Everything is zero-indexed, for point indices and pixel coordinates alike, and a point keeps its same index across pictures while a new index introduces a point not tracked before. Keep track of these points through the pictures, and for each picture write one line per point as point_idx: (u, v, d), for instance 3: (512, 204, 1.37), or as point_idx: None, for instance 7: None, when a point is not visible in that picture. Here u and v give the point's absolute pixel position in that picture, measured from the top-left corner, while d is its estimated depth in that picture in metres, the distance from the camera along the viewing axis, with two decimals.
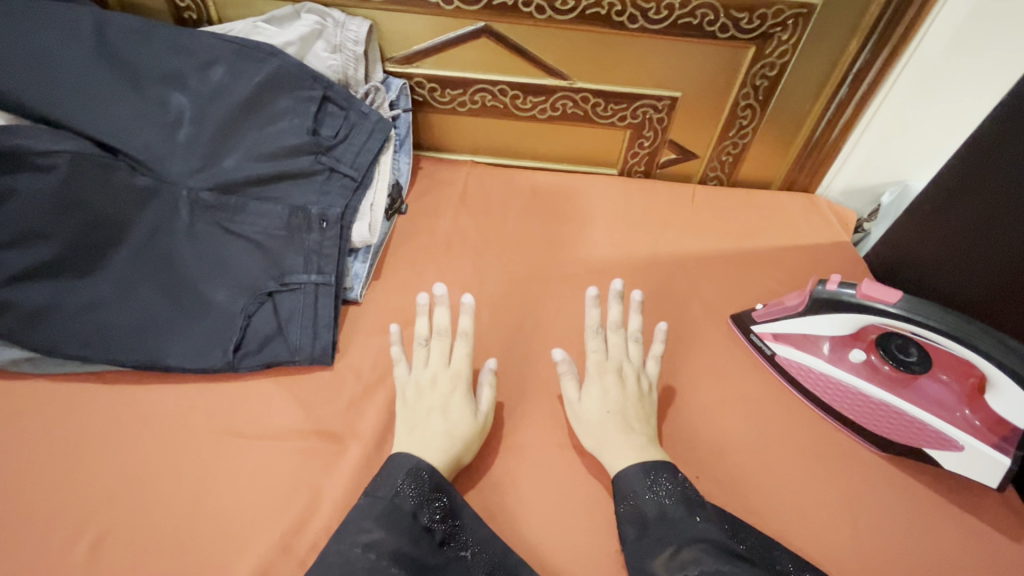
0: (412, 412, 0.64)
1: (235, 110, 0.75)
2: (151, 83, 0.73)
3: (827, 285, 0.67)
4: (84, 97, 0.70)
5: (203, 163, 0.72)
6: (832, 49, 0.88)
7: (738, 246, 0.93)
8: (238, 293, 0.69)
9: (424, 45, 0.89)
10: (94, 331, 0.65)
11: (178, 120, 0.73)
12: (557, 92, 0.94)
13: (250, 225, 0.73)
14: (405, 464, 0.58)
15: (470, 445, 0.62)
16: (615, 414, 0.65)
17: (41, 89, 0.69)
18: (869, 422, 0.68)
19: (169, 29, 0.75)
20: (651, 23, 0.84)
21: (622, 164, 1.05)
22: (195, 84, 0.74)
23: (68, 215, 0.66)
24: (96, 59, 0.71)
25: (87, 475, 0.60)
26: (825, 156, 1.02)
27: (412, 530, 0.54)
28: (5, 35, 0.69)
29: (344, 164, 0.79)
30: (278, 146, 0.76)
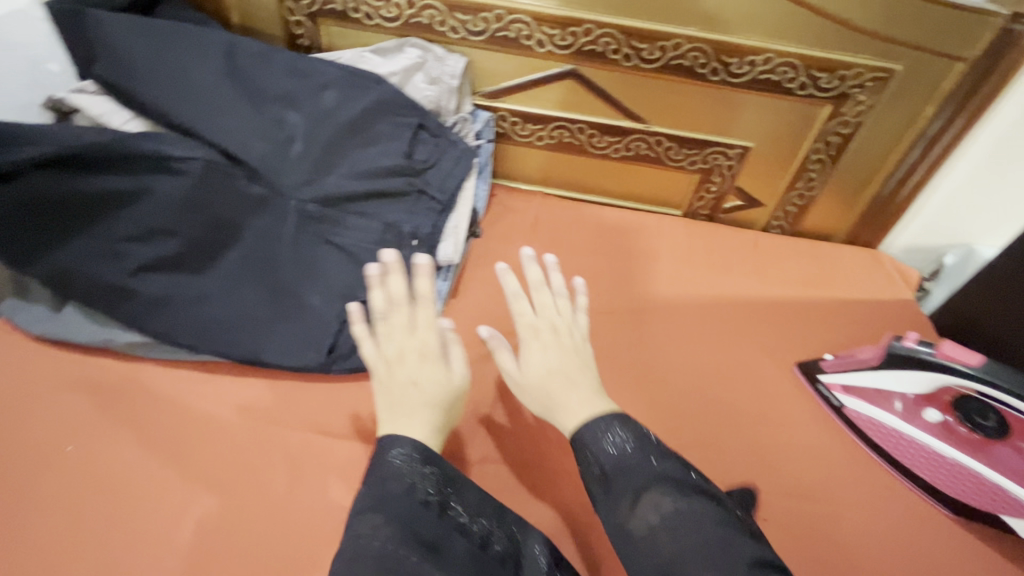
0: (393, 377, 0.66)
1: (340, 130, 0.81)
2: (269, 101, 0.79)
3: (904, 342, 0.67)
4: (211, 109, 0.76)
5: (310, 177, 0.78)
6: (909, 112, 0.90)
7: (801, 294, 0.95)
8: (334, 299, 0.75)
9: (512, 82, 0.96)
10: (206, 323, 0.71)
11: (290, 136, 0.78)
12: (633, 134, 0.99)
13: (348, 236, 0.78)
14: (392, 445, 0.60)
15: (440, 409, 0.65)
16: (569, 368, 0.67)
17: (175, 101, 0.75)
18: (941, 480, 0.68)
19: (287, 54, 0.82)
20: (733, 76, 0.89)
21: (687, 206, 1.08)
22: (307, 104, 0.81)
23: (191, 216, 0.72)
24: (223, 76, 0.78)
25: (193, 458, 0.65)
26: (891, 213, 1.03)
27: (411, 504, 0.56)
28: (148, 50, 0.76)
29: (432, 188, 0.85)
30: (377, 166, 0.82)
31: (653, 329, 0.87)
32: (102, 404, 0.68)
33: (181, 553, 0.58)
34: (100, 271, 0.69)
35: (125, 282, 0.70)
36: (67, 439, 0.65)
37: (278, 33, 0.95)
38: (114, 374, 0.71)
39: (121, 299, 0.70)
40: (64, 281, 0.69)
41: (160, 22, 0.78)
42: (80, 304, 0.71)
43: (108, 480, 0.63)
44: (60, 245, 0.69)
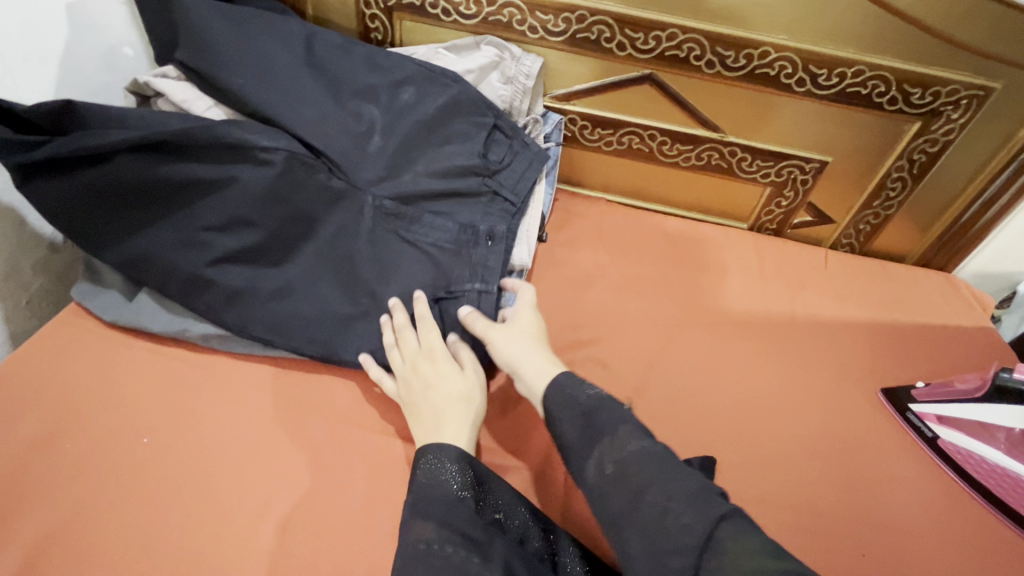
0: (414, 390, 0.67)
1: (417, 128, 0.79)
2: (349, 94, 0.78)
3: (1013, 373, 0.67)
4: (290, 102, 0.74)
5: (384, 176, 0.76)
6: (1003, 132, 0.87)
7: (877, 316, 0.91)
8: (410, 296, 0.74)
9: (587, 85, 0.93)
10: (282, 317, 0.72)
11: (369, 129, 0.77)
12: (706, 143, 0.96)
13: (423, 235, 0.76)
14: (434, 451, 0.61)
15: (474, 408, 0.66)
16: (536, 331, 0.71)
17: (258, 88, 0.73)
18: None
19: (367, 46, 0.81)
20: (819, 88, 0.86)
21: (754, 220, 1.05)
22: (385, 98, 0.79)
23: (271, 209, 0.71)
24: (301, 69, 0.76)
25: (271, 456, 0.66)
26: (971, 237, 0.99)
27: (446, 502, 0.57)
28: (231, 35, 0.75)
29: (505, 189, 0.83)
30: (450, 165, 0.79)
31: (726, 344, 0.84)
32: (178, 398, 0.70)
33: (263, 551, 0.59)
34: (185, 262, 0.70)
35: (205, 272, 0.70)
36: (144, 431, 0.67)
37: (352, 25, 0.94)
38: (192, 366, 0.73)
39: (200, 288, 0.71)
40: (150, 269, 0.72)
41: (234, 8, 0.77)
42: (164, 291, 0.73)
43: (191, 474, 0.64)
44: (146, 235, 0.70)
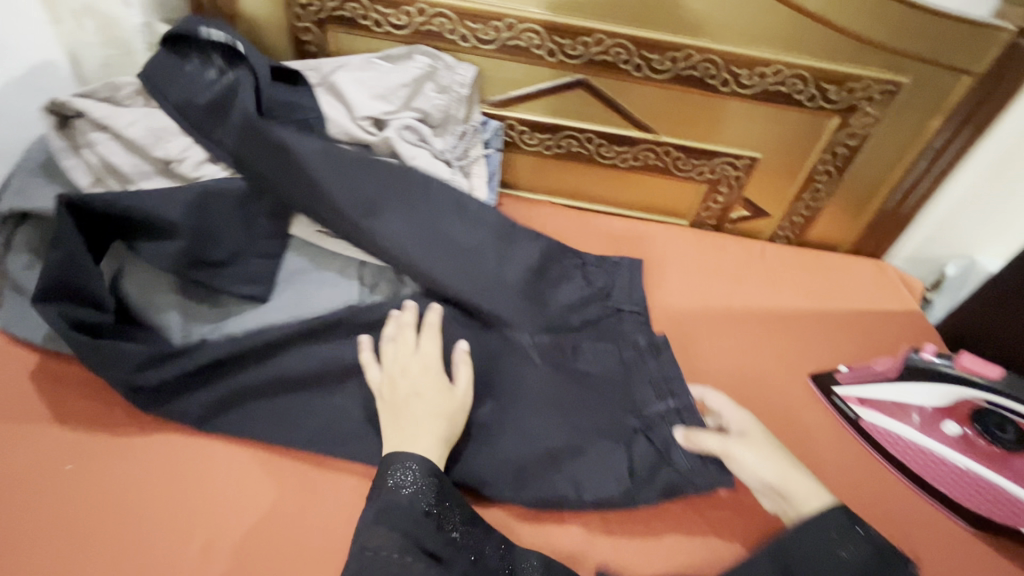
0: (397, 390, 0.65)
1: (530, 273, 0.82)
2: (425, 210, 0.77)
3: (922, 354, 0.68)
4: (406, 245, 0.74)
5: (535, 304, 0.80)
6: (916, 124, 0.91)
7: (810, 304, 0.94)
8: (617, 422, 0.72)
9: (522, 90, 0.95)
10: (583, 475, 0.67)
11: (480, 261, 0.78)
12: (641, 144, 0.99)
13: (591, 368, 0.78)
14: (404, 459, 0.60)
15: (449, 421, 0.64)
16: (775, 444, 0.66)
17: (433, 254, 0.75)
18: (960, 493, 0.67)
19: (391, 168, 0.77)
20: (742, 87, 0.89)
21: (693, 216, 1.09)
22: (459, 231, 0.78)
23: (337, 360, 0.71)
24: (405, 207, 0.76)
25: (201, 478, 0.65)
26: (896, 222, 1.04)
27: (413, 516, 0.57)
28: (272, 173, 0.71)
29: (626, 303, 0.87)
30: (576, 297, 0.84)
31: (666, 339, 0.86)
32: (104, 425, 0.68)
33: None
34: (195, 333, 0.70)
35: (291, 435, 0.68)
36: (67, 457, 0.65)
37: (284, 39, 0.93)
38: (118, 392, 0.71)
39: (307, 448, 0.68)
40: (192, 386, 0.68)
41: (325, 146, 0.74)
42: (211, 419, 0.68)
43: (115, 502, 0.63)
44: (161, 318, 0.70)
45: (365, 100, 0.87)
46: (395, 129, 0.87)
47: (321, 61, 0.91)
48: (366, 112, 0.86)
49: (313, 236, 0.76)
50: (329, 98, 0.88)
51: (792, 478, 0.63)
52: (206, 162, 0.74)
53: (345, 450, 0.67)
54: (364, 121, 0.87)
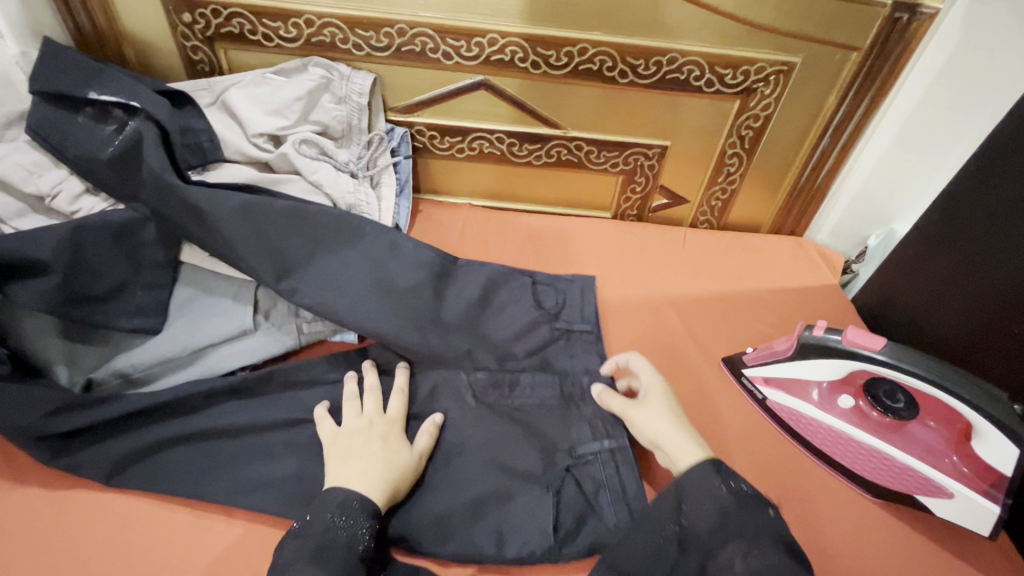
0: (345, 442, 0.63)
1: (472, 305, 0.79)
2: (344, 249, 0.74)
3: (814, 331, 0.69)
4: (323, 286, 0.71)
5: (481, 341, 0.77)
6: (815, 101, 0.93)
7: (727, 287, 0.95)
8: (546, 462, 0.67)
9: (424, 96, 0.94)
10: (506, 526, 0.63)
11: (404, 299, 0.73)
12: (552, 140, 0.98)
13: (529, 402, 0.73)
14: (349, 498, 0.57)
15: (408, 476, 0.62)
16: (672, 405, 0.66)
17: (357, 304, 0.70)
18: (856, 465, 0.68)
19: (316, 213, 0.74)
20: (641, 78, 0.89)
21: (615, 208, 1.09)
22: (387, 263, 0.75)
23: (254, 394, 0.69)
24: (332, 258, 0.73)
25: (84, 523, 0.60)
26: (812, 199, 1.04)
27: (348, 556, 0.54)
28: (174, 210, 0.70)
29: (576, 323, 0.82)
30: (521, 324, 0.79)
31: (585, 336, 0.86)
32: None
33: None
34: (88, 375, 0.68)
35: (185, 480, 0.63)
36: None
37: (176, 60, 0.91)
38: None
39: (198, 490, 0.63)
40: (93, 437, 0.64)
41: (246, 201, 0.71)
42: (120, 471, 0.63)
43: None
44: (52, 364, 0.66)
45: (258, 117, 0.85)
46: (292, 144, 0.86)
47: (212, 80, 0.88)
48: (259, 129, 0.85)
49: (202, 262, 0.74)
50: (222, 118, 0.86)
51: (670, 429, 0.64)
52: (84, 193, 0.74)
53: (244, 480, 0.63)
54: (259, 138, 0.86)
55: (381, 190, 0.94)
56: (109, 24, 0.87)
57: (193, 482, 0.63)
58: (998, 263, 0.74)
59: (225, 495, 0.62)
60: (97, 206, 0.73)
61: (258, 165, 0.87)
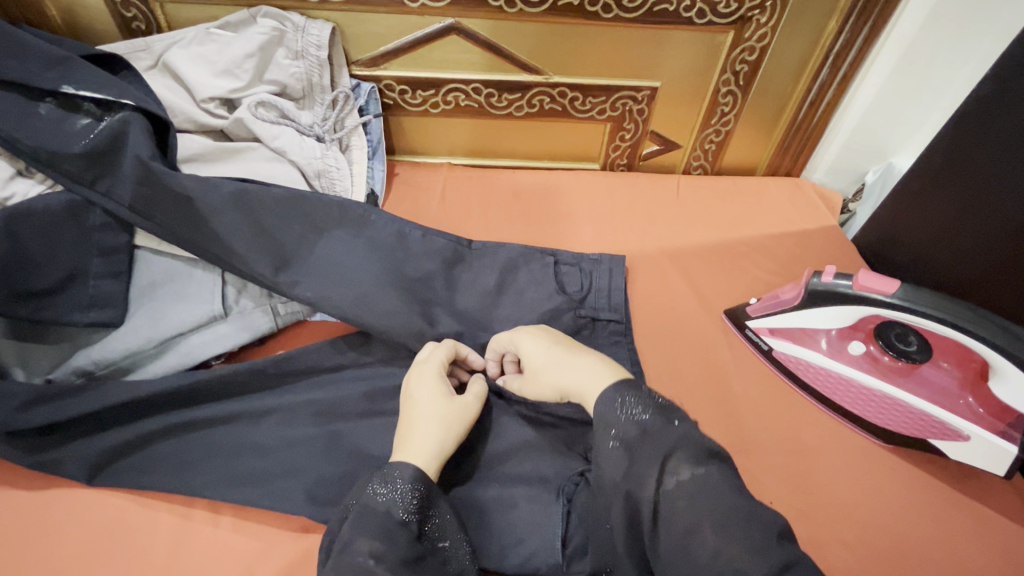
0: (414, 419, 0.55)
1: (488, 296, 0.73)
2: (332, 228, 0.70)
3: (823, 277, 0.65)
4: (312, 267, 0.67)
5: (496, 331, 0.71)
6: (814, 27, 0.86)
7: (724, 235, 0.91)
8: (558, 463, 0.61)
9: (391, 45, 0.85)
10: (512, 533, 0.57)
11: (397, 278, 0.69)
12: (533, 88, 0.91)
13: None
14: (391, 467, 0.51)
15: (455, 431, 0.56)
16: (552, 353, 0.58)
17: (341, 285, 0.67)
18: (870, 413, 0.66)
19: (310, 199, 0.70)
20: (626, 11, 0.82)
21: (604, 158, 1.02)
22: (374, 236, 0.71)
23: (238, 389, 0.64)
24: (326, 242, 0.69)
25: (48, 531, 0.55)
26: (810, 136, 0.99)
27: (388, 526, 0.47)
28: (136, 193, 0.65)
29: (603, 311, 0.74)
30: (542, 311, 0.72)
31: None
32: None
33: None
34: (47, 375, 0.62)
35: (161, 477, 0.57)
36: None
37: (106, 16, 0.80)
38: None
39: (176, 487, 0.57)
40: (72, 433, 0.58)
41: (240, 189, 0.68)
42: (104, 468, 0.58)
43: None
44: (7, 368, 0.61)
45: (207, 79, 0.77)
46: (248, 107, 0.78)
47: (150, 39, 0.79)
48: (209, 93, 0.77)
49: (161, 245, 0.68)
50: (165, 82, 0.78)
51: (566, 372, 0.55)
52: (16, 177, 0.65)
53: (228, 474, 0.58)
54: (210, 102, 0.78)
55: (351, 153, 0.86)
56: None
57: (176, 477, 0.57)
58: (1009, 192, 0.70)
59: (210, 491, 0.57)
60: (32, 191, 0.65)
61: (212, 134, 0.80)
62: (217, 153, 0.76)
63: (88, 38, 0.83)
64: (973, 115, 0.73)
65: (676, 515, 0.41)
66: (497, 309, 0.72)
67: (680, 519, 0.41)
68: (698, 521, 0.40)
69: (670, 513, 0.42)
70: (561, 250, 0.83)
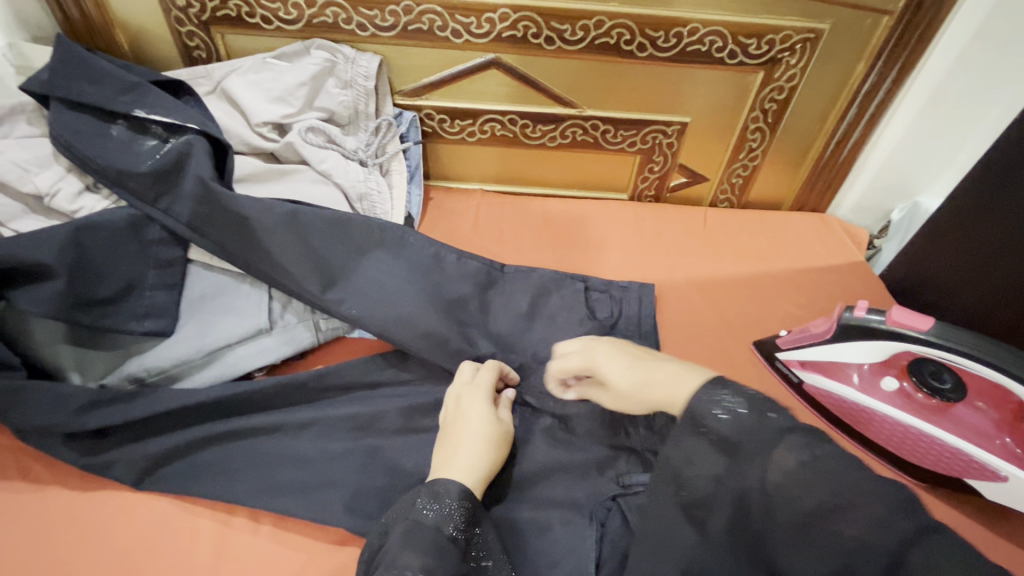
0: (457, 439, 0.57)
1: (521, 319, 0.75)
2: (375, 248, 0.73)
3: (855, 312, 0.66)
4: (355, 285, 0.70)
5: (528, 354, 0.73)
6: (843, 69, 0.88)
7: (752, 268, 0.92)
8: (588, 488, 0.62)
9: (433, 77, 0.89)
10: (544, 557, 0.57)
11: (435, 299, 0.71)
12: (567, 120, 0.94)
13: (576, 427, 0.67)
14: (436, 484, 0.52)
15: (497, 453, 0.58)
16: (636, 362, 0.54)
17: (381, 304, 0.69)
18: (901, 449, 0.66)
19: (354, 221, 0.73)
20: (660, 50, 0.85)
21: (632, 189, 1.05)
22: (414, 256, 0.73)
23: (280, 402, 0.66)
24: (368, 263, 0.71)
25: (94, 534, 0.56)
26: (837, 173, 1.01)
27: (438, 542, 0.48)
28: (195, 210, 0.69)
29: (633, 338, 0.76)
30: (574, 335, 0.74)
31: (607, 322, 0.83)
32: None
33: None
34: (101, 380, 0.65)
35: (204, 484, 0.59)
36: None
37: (171, 46, 0.86)
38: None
39: (218, 494, 0.58)
40: (124, 437, 0.61)
41: (291, 211, 0.71)
42: (151, 473, 0.60)
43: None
44: (64, 371, 0.64)
45: (261, 105, 0.82)
46: (298, 132, 0.83)
47: (210, 67, 0.84)
48: (263, 118, 0.81)
49: (212, 259, 0.71)
50: (222, 107, 0.82)
51: (653, 384, 0.50)
52: (84, 192, 0.69)
53: (271, 483, 0.60)
54: (263, 127, 0.83)
55: (391, 177, 0.90)
56: (98, 13, 0.82)
57: (219, 484, 0.59)
58: None
59: (252, 499, 0.58)
60: (98, 206, 0.69)
61: (263, 156, 0.84)
62: (267, 174, 0.80)
63: (151, 64, 0.89)
64: (1004, 156, 0.74)
65: (791, 500, 0.37)
66: (530, 332, 0.74)
67: (801, 503, 0.37)
68: (817, 506, 0.36)
69: (785, 501, 0.37)
70: (590, 276, 0.85)
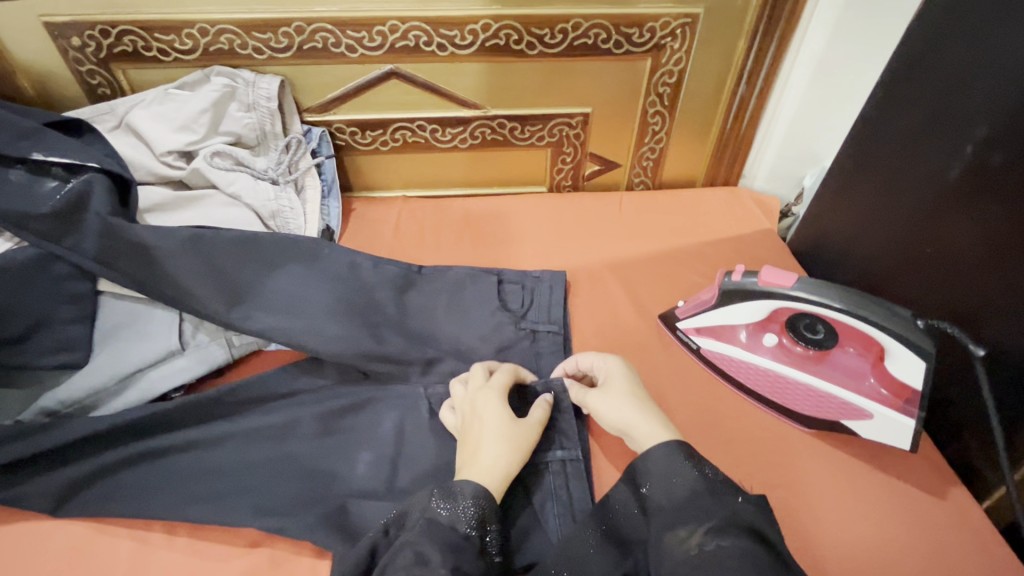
0: (472, 445, 0.58)
1: (432, 316, 0.77)
2: (284, 261, 0.75)
3: (733, 276, 0.70)
4: (265, 300, 0.73)
5: (439, 348, 0.75)
6: (725, 49, 0.93)
7: (662, 245, 0.96)
8: None
9: (337, 91, 0.92)
10: None
11: (345, 304, 0.74)
12: (473, 121, 0.98)
13: None
14: (452, 484, 0.54)
15: (519, 452, 0.58)
16: (635, 396, 0.62)
17: (290, 316, 0.72)
18: (789, 400, 0.70)
19: (262, 238, 0.75)
20: (550, 47, 0.89)
21: (549, 180, 1.09)
22: (323, 265, 0.76)
23: (196, 419, 0.68)
24: (277, 277, 0.74)
25: (14, 563, 0.58)
26: (740, 147, 1.05)
27: (453, 540, 0.50)
28: (98, 244, 0.71)
29: (544, 324, 0.78)
30: (484, 326, 0.77)
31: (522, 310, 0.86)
32: None
33: None
34: (17, 417, 0.67)
35: (120, 504, 0.61)
36: None
37: (73, 85, 0.88)
38: None
39: (134, 513, 0.60)
40: (40, 469, 0.62)
41: (195, 235, 0.73)
42: (67, 500, 0.61)
43: None
44: None
45: (165, 134, 0.84)
46: (204, 158, 0.85)
47: (112, 103, 0.86)
48: (167, 147, 0.84)
49: (122, 289, 0.73)
50: (128, 141, 0.85)
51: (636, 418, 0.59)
52: None
53: (187, 495, 0.62)
54: (168, 155, 0.85)
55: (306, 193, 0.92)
56: None
57: (134, 502, 0.61)
58: (905, 189, 0.75)
59: (167, 513, 0.60)
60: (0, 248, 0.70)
61: (172, 184, 0.86)
62: (176, 203, 0.83)
63: (59, 104, 0.91)
64: (871, 120, 0.79)
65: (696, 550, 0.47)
66: (441, 327, 0.77)
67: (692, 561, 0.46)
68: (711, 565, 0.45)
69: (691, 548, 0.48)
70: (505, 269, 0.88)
